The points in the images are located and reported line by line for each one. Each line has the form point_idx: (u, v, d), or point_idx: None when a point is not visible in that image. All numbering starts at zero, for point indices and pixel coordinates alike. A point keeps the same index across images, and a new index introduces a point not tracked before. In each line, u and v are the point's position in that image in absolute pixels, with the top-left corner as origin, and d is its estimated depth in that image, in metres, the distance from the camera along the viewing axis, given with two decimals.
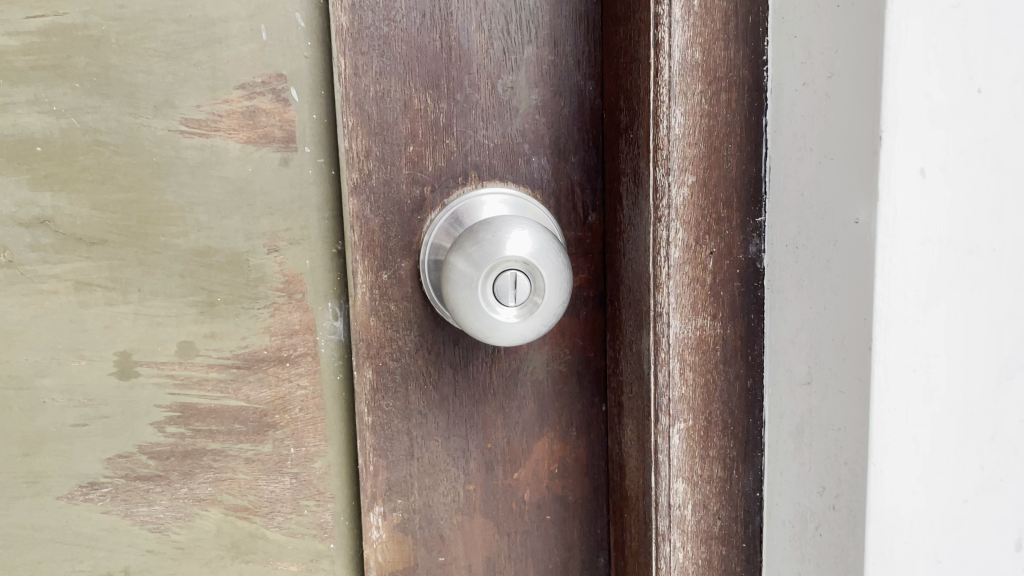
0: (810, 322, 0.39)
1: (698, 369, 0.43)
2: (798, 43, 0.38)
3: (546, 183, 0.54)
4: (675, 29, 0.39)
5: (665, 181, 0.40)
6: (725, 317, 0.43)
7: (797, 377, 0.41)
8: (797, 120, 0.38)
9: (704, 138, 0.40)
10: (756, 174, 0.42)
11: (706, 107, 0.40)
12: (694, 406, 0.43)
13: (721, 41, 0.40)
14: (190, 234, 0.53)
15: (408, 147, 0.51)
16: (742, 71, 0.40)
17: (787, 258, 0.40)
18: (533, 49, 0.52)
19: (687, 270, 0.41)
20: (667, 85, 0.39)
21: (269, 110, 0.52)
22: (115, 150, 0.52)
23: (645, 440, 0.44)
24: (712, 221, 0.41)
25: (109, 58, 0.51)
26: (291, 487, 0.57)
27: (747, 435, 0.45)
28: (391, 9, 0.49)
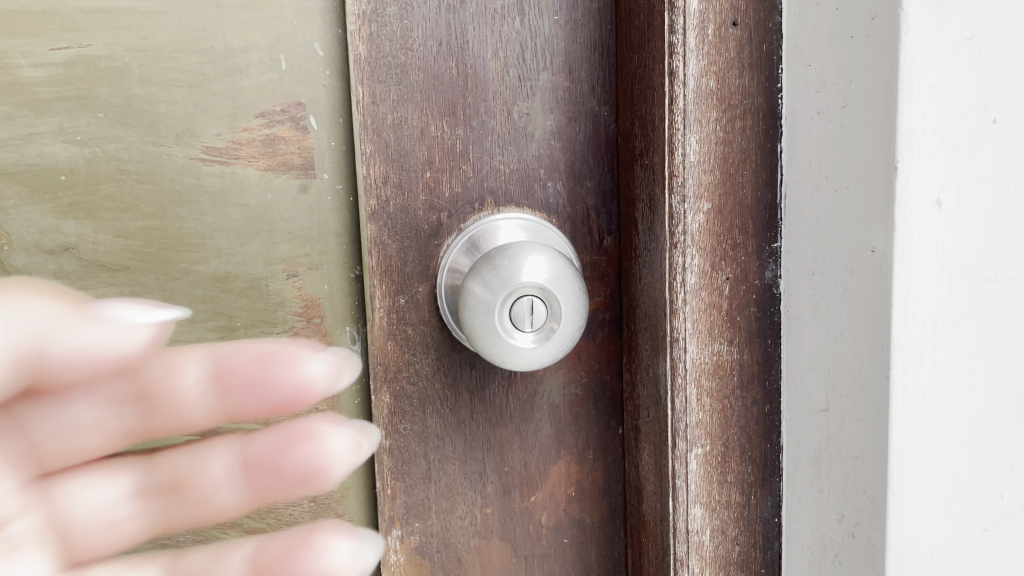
0: (828, 349, 0.39)
1: (716, 394, 0.43)
2: (813, 71, 0.38)
3: (562, 208, 0.54)
4: (691, 58, 0.39)
5: (681, 209, 0.40)
6: (742, 342, 0.43)
7: (815, 403, 0.41)
8: (813, 147, 0.39)
9: (720, 165, 0.41)
10: (772, 200, 0.42)
11: (721, 135, 0.40)
12: (711, 431, 0.43)
13: (736, 69, 0.40)
14: (210, 260, 0.54)
15: (425, 173, 0.52)
16: (757, 99, 0.41)
17: (805, 285, 0.41)
18: (548, 76, 0.52)
19: (704, 296, 0.41)
20: (683, 113, 0.39)
21: (289, 137, 0.53)
22: (138, 179, 0.53)
23: (663, 465, 0.44)
24: (728, 247, 0.42)
25: (133, 89, 0.51)
26: (310, 510, 0.57)
27: (764, 460, 0.45)
28: (409, 38, 0.50)
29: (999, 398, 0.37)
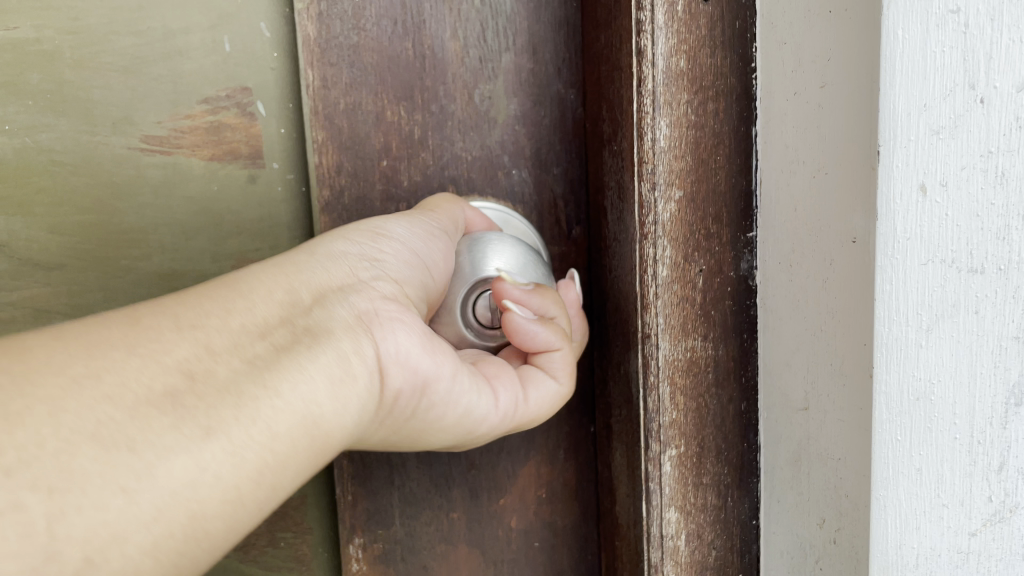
0: (808, 345, 0.37)
1: (691, 393, 0.40)
2: (789, 49, 0.36)
3: (527, 197, 0.52)
4: (659, 36, 0.35)
5: (651, 198, 0.37)
6: (717, 337, 0.40)
7: (794, 401, 0.38)
8: (790, 130, 0.36)
9: (692, 150, 0.37)
10: (746, 188, 0.40)
11: (693, 118, 0.37)
12: (686, 431, 0.40)
13: (708, 47, 0.37)
14: (153, 257, 0.50)
15: (381, 161, 0.50)
16: (730, 79, 0.38)
17: (783, 277, 0.38)
18: (510, 57, 0.50)
19: (677, 290, 0.38)
20: (652, 95, 0.36)
21: (235, 125, 0.49)
22: (73, 171, 0.49)
23: (636, 468, 0.41)
24: (702, 237, 0.39)
25: (64, 74, 0.48)
26: (266, 520, 0.54)
27: (741, 460, 0.43)
28: (361, 17, 0.47)
29: (986, 393, 0.33)
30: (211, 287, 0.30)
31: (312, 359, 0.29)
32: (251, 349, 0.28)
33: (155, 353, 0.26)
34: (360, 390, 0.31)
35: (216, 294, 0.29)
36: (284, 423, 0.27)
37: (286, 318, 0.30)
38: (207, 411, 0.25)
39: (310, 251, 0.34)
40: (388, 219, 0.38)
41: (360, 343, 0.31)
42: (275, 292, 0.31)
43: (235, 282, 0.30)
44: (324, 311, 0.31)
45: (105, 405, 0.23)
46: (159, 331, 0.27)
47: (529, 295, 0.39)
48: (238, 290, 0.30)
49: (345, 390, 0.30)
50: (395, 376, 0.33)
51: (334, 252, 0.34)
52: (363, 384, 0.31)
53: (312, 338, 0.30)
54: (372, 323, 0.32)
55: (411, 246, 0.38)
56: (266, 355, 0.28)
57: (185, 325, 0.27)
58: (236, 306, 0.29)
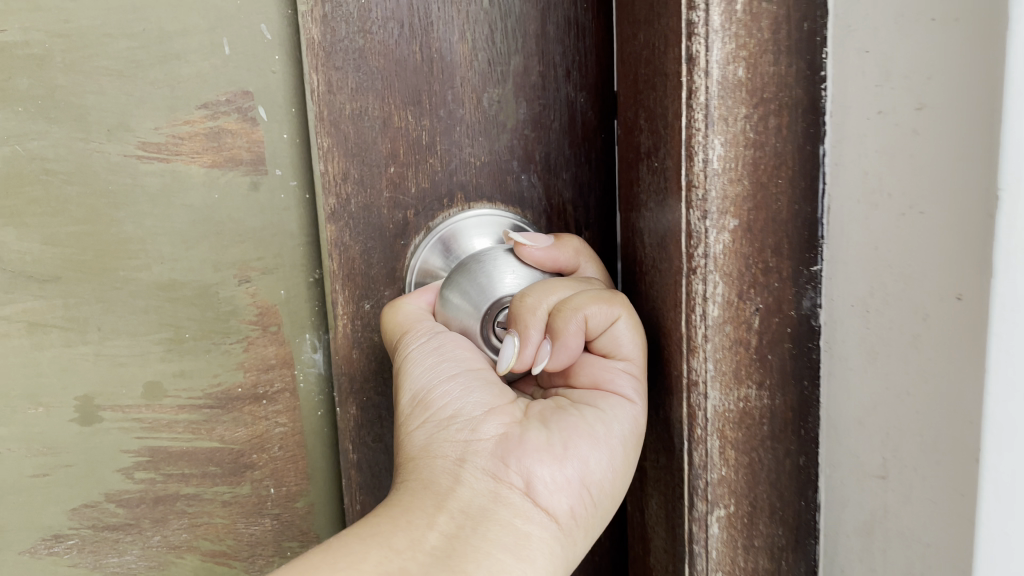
0: (885, 412, 0.30)
1: (742, 447, 0.34)
2: (872, 58, 0.29)
3: (537, 202, 0.51)
4: (714, 43, 0.29)
5: (700, 227, 0.31)
6: (774, 386, 0.34)
7: (869, 467, 0.32)
8: (878, 151, 0.29)
9: (750, 172, 0.31)
10: (812, 215, 0.33)
11: (751, 136, 0.31)
12: (736, 489, 0.34)
13: (771, 53, 0.30)
14: (153, 267, 0.49)
15: (388, 168, 0.48)
16: (797, 90, 0.31)
17: (858, 325, 0.31)
18: (520, 59, 0.48)
19: (729, 331, 0.32)
20: (704, 108, 0.30)
21: (236, 131, 0.48)
22: (66, 179, 0.47)
23: (677, 526, 0.36)
24: (759, 271, 0.32)
25: (55, 78, 0.46)
26: (273, 529, 0.54)
27: (799, 519, 0.36)
28: (367, 20, 0.46)
29: None
30: (376, 510, 0.34)
31: (484, 540, 0.32)
32: (426, 543, 0.31)
33: (353, 562, 0.30)
34: (540, 537, 0.33)
35: (381, 512, 0.33)
36: None
37: (439, 506, 0.33)
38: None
39: (414, 450, 0.37)
40: (415, 379, 0.39)
41: (508, 502, 0.34)
42: (418, 494, 0.34)
43: (391, 502, 0.34)
44: (466, 494, 0.34)
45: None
46: (350, 551, 0.30)
47: (525, 345, 0.37)
48: (391, 507, 0.33)
49: (520, 547, 0.33)
50: (556, 499, 0.34)
51: (426, 436, 0.37)
52: (534, 530, 0.33)
53: (468, 519, 0.33)
54: (503, 475, 0.34)
55: (452, 369, 0.38)
56: (442, 544, 0.32)
57: (366, 535, 0.31)
58: (398, 515, 0.33)
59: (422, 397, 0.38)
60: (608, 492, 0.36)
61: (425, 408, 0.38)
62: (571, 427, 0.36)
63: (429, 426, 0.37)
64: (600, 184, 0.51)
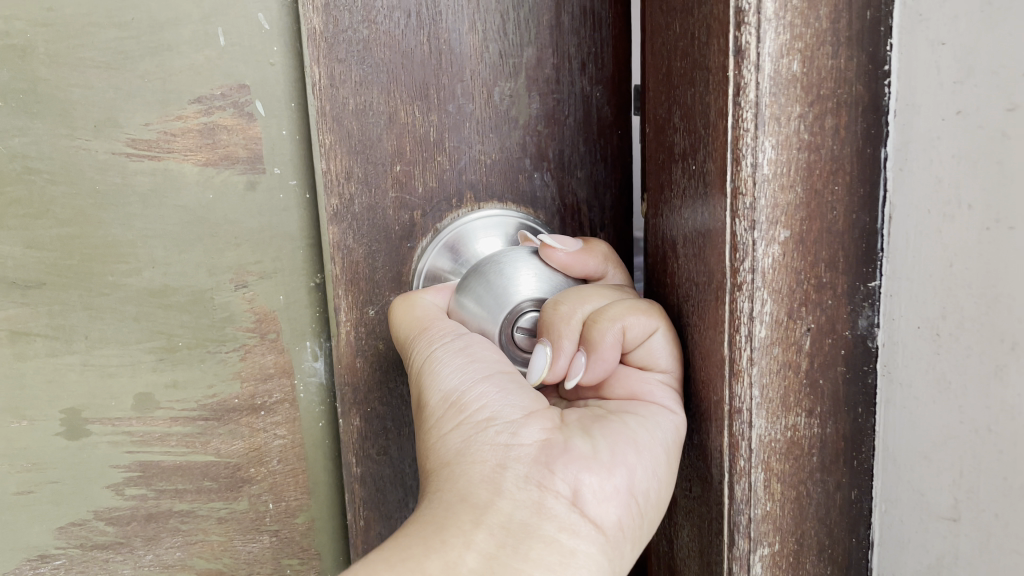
0: (961, 445, 0.29)
1: (789, 481, 0.32)
2: (949, 52, 0.27)
3: (550, 202, 0.48)
4: (767, 33, 0.27)
5: (748, 239, 0.28)
6: (825, 414, 0.32)
7: (934, 505, 0.31)
8: (950, 159, 0.28)
9: (803, 178, 0.29)
10: (870, 225, 0.30)
11: (808, 139, 0.28)
12: (783, 526, 0.33)
13: (830, 46, 0.28)
14: (144, 272, 0.46)
15: (394, 167, 0.46)
16: (856, 88, 0.29)
17: (925, 348, 0.30)
18: (534, 51, 0.46)
19: (778, 354, 0.30)
20: (755, 107, 0.27)
21: (232, 127, 0.45)
22: (50, 179, 0.44)
23: (716, 564, 0.33)
24: (811, 289, 0.30)
25: (38, 71, 0.43)
26: (271, 546, 0.51)
27: (849, 559, 0.35)
28: (372, 8, 0.43)
29: None
30: (405, 529, 0.31)
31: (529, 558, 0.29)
32: (464, 567, 0.29)
33: None
34: (587, 552, 0.31)
35: (412, 532, 0.31)
36: None
37: (477, 522, 0.30)
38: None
39: (445, 456, 0.34)
40: (441, 377, 0.36)
41: (552, 514, 0.31)
42: (453, 508, 0.31)
43: (421, 517, 0.31)
44: (507, 504, 0.31)
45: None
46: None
47: (558, 355, 0.36)
48: (421, 523, 0.31)
49: (566, 566, 0.30)
50: (602, 511, 0.32)
51: (460, 441, 0.34)
52: (581, 545, 0.31)
53: (509, 535, 0.30)
54: (547, 484, 0.31)
55: (484, 370, 0.36)
56: (482, 567, 0.29)
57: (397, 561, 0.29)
58: (431, 536, 0.30)
59: (451, 398, 0.35)
60: (653, 501, 0.33)
61: (457, 409, 0.35)
62: (615, 437, 0.34)
63: (459, 428, 0.34)
64: (614, 182, 0.49)
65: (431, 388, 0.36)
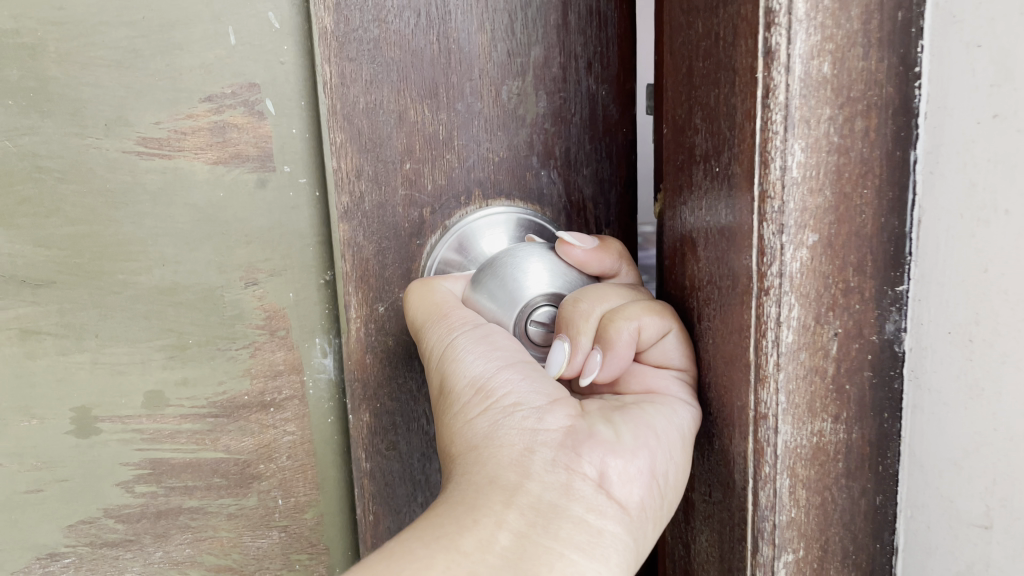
0: (993, 451, 0.29)
1: (815, 486, 0.33)
2: (987, 54, 0.27)
3: (556, 199, 0.49)
4: (797, 34, 0.27)
5: (776, 243, 0.29)
6: (851, 419, 0.33)
7: (967, 513, 0.31)
8: (985, 163, 0.28)
9: (832, 181, 0.30)
10: (900, 230, 0.32)
11: (836, 141, 0.29)
12: (808, 532, 0.34)
13: (860, 47, 0.29)
14: (154, 270, 0.46)
15: (403, 164, 0.46)
16: (887, 90, 0.30)
17: (957, 352, 0.30)
18: (541, 50, 0.46)
19: (805, 359, 0.31)
20: (784, 109, 0.28)
21: (242, 125, 0.45)
22: (61, 178, 0.44)
23: (738, 571, 0.35)
24: (838, 293, 0.31)
25: (48, 70, 0.43)
26: (280, 542, 0.51)
27: (872, 565, 0.36)
28: (383, 8, 0.43)
29: None
30: (436, 511, 0.31)
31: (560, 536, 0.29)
32: (497, 545, 0.29)
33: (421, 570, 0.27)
34: (613, 532, 0.31)
35: (445, 512, 0.30)
36: None
37: (508, 503, 0.30)
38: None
39: (473, 441, 0.34)
40: (464, 366, 0.37)
41: (580, 495, 0.31)
42: (482, 490, 0.31)
43: (452, 500, 0.31)
44: (535, 484, 0.31)
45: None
46: (415, 556, 0.28)
47: (577, 351, 0.37)
48: (453, 504, 0.31)
49: (595, 545, 0.30)
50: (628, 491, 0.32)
51: (487, 425, 0.34)
52: (608, 525, 0.31)
53: (539, 515, 0.30)
54: (574, 466, 0.32)
55: (506, 360, 0.36)
56: (513, 545, 0.29)
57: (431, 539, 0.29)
58: (463, 516, 0.30)
59: (474, 386, 0.36)
60: (671, 485, 0.34)
61: (483, 396, 0.35)
62: (635, 424, 0.34)
63: (485, 414, 0.35)
64: (619, 180, 0.50)
65: (455, 375, 0.37)
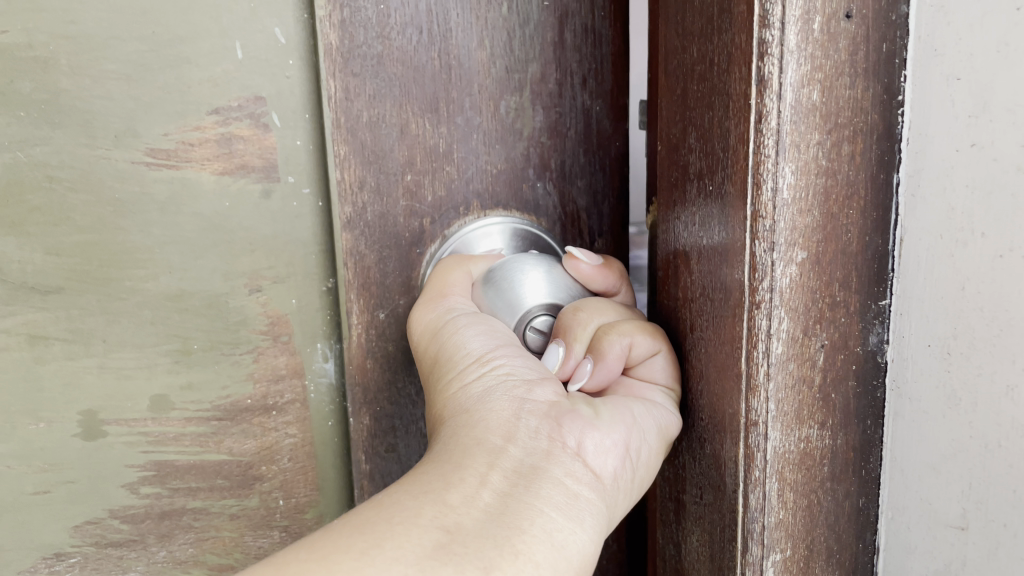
0: (970, 456, 0.32)
1: (802, 489, 0.35)
2: (965, 86, 0.30)
3: (551, 210, 0.50)
4: (789, 64, 0.29)
5: (767, 259, 0.31)
6: (837, 425, 0.35)
7: (944, 515, 0.34)
8: (959, 190, 0.31)
9: (821, 203, 0.31)
10: (883, 247, 0.34)
11: (826, 164, 0.31)
12: (795, 532, 0.36)
13: (848, 77, 0.31)
14: (161, 277, 0.47)
15: (404, 176, 0.48)
16: (872, 116, 0.32)
17: (936, 364, 0.33)
18: (538, 66, 0.48)
19: (793, 370, 0.33)
20: (776, 134, 0.30)
21: (248, 138, 0.46)
22: (71, 187, 0.45)
23: (729, 568, 0.36)
24: (825, 306, 0.33)
25: (60, 82, 0.44)
26: (281, 542, 0.53)
27: (855, 561, 0.38)
28: (385, 25, 0.45)
29: None
30: (422, 470, 0.33)
31: (535, 496, 0.31)
32: (481, 500, 0.30)
33: (412, 517, 0.29)
34: (588, 497, 0.33)
35: (429, 470, 0.32)
36: (542, 554, 0.30)
37: (492, 465, 0.32)
38: (477, 555, 0.28)
39: (465, 404, 0.36)
40: (460, 338, 0.39)
41: (559, 461, 0.33)
42: (468, 450, 0.33)
43: (439, 459, 0.33)
44: (518, 448, 0.33)
45: (396, 566, 0.27)
46: (403, 507, 0.29)
47: (570, 356, 0.39)
48: (438, 463, 0.32)
49: (571, 506, 0.32)
50: (602, 464, 0.34)
51: (477, 392, 0.36)
52: (583, 490, 0.33)
53: (521, 477, 0.32)
54: (557, 436, 0.34)
55: (498, 341, 0.39)
56: (496, 501, 0.31)
57: (419, 492, 0.31)
58: (449, 473, 0.32)
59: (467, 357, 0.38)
60: (643, 462, 0.37)
61: (475, 367, 0.37)
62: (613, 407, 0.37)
63: (474, 382, 0.37)
64: (612, 191, 0.51)
65: (453, 346, 0.39)
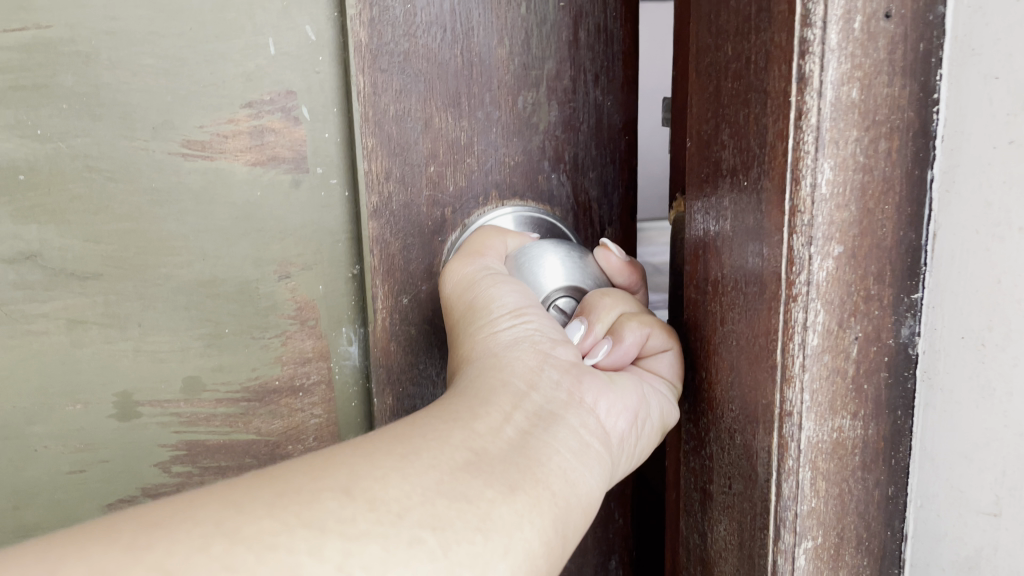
0: (1004, 446, 0.33)
1: (834, 479, 0.37)
2: (1002, 85, 0.31)
3: (564, 199, 0.53)
4: (830, 62, 0.31)
5: (806, 253, 0.33)
6: (867, 416, 0.37)
7: (977, 502, 0.35)
8: (997, 186, 0.32)
9: (858, 198, 0.34)
10: (916, 242, 0.36)
11: (863, 161, 0.33)
12: (827, 521, 0.38)
13: (885, 75, 0.33)
14: (194, 264, 0.49)
15: (428, 167, 0.50)
16: (909, 114, 0.34)
17: (971, 356, 0.34)
18: (553, 63, 0.51)
19: (828, 361, 0.35)
20: (816, 131, 0.32)
21: (279, 130, 0.48)
22: (110, 177, 0.47)
23: (759, 557, 0.39)
24: (859, 301, 0.35)
25: (101, 76, 0.46)
26: None
27: (883, 550, 0.40)
28: (412, 24, 0.47)
29: None
30: (449, 400, 0.35)
31: (552, 436, 0.35)
32: (505, 433, 0.33)
33: (443, 437, 0.32)
34: (597, 448, 0.37)
35: (457, 400, 0.35)
36: (556, 485, 0.33)
37: (516, 404, 0.35)
38: (500, 475, 0.31)
39: (492, 348, 0.39)
40: (496, 288, 0.42)
41: (576, 414, 0.37)
42: (495, 389, 0.36)
43: (464, 393, 0.36)
44: (540, 395, 0.37)
45: (429, 472, 0.29)
46: (435, 428, 0.32)
47: (588, 334, 0.42)
48: (465, 395, 0.35)
49: (581, 452, 0.36)
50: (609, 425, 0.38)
51: (504, 340, 0.39)
52: (593, 442, 0.37)
53: (540, 419, 0.35)
54: (576, 392, 0.38)
55: (528, 300, 0.42)
56: (518, 436, 0.34)
57: (449, 418, 0.33)
58: (476, 406, 0.34)
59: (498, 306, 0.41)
60: (645, 434, 0.41)
61: (505, 318, 0.40)
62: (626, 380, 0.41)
63: (502, 333, 0.40)
64: (621, 182, 0.54)
65: (484, 296, 0.41)
